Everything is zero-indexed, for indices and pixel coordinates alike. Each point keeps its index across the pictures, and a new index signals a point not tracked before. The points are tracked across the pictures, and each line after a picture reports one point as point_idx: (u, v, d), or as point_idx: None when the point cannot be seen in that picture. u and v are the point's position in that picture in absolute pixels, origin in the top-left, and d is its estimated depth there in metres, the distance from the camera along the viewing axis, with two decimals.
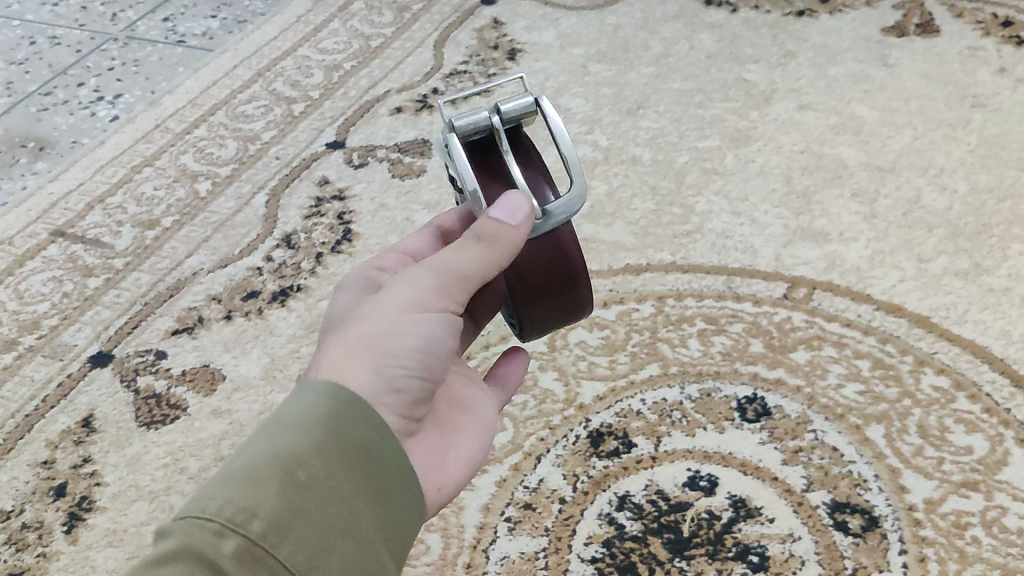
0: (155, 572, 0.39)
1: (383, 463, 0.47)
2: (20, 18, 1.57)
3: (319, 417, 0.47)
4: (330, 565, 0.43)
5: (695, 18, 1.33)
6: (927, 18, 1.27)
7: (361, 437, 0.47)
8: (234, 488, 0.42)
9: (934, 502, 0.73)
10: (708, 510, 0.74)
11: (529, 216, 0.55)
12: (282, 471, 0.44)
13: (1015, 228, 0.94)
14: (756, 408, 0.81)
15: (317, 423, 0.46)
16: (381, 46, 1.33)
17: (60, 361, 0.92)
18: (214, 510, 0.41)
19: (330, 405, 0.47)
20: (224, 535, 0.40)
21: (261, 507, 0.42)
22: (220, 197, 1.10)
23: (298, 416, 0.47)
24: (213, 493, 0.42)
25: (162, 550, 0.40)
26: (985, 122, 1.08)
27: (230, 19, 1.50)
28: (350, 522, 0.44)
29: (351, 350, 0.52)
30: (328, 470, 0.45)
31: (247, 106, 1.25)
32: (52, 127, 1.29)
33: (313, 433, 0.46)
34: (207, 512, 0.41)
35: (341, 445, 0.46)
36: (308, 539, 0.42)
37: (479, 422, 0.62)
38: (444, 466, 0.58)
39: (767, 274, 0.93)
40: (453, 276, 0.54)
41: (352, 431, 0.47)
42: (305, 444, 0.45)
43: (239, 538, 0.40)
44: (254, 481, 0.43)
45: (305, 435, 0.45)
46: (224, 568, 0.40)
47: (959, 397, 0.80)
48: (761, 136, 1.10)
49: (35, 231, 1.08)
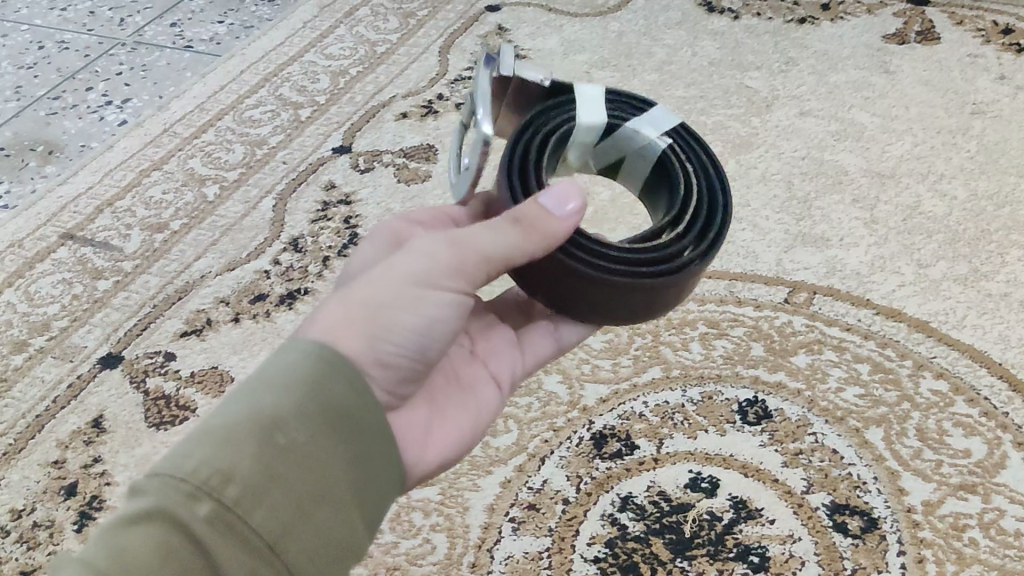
0: (127, 533, 0.41)
1: (364, 430, 0.49)
2: (29, 23, 1.59)
3: (303, 378, 0.47)
4: (304, 531, 0.44)
5: (698, 25, 1.35)
6: (928, 25, 1.28)
7: (344, 402, 0.48)
8: (211, 450, 0.43)
9: (933, 504, 0.74)
10: (709, 511, 0.75)
11: (577, 210, 0.52)
12: (260, 432, 0.44)
13: (1013, 234, 0.96)
14: (757, 411, 0.82)
15: (300, 383, 0.47)
16: (388, 52, 1.35)
17: (70, 362, 0.94)
18: (187, 471, 0.42)
19: (312, 365, 0.48)
20: (197, 500, 0.41)
21: (237, 472, 0.43)
22: (228, 201, 1.12)
23: (287, 370, 0.47)
24: (189, 453, 0.43)
25: (137, 509, 0.41)
26: (985, 129, 1.10)
27: (238, 24, 1.51)
28: (325, 489, 0.46)
29: (347, 315, 0.52)
30: (308, 434, 0.46)
31: (255, 111, 1.27)
32: (61, 131, 1.30)
33: (294, 394, 0.46)
34: (180, 473, 0.42)
35: (321, 409, 0.46)
36: (283, 505, 0.43)
37: (473, 399, 0.63)
38: (424, 440, 0.59)
39: (768, 278, 0.94)
40: (473, 255, 0.53)
41: (334, 395, 0.47)
42: (286, 407, 0.46)
43: (213, 504, 0.42)
44: (231, 443, 0.44)
45: (292, 396, 0.46)
46: (196, 533, 0.41)
47: (958, 401, 0.81)
48: (763, 142, 1.11)
49: (45, 234, 1.10)
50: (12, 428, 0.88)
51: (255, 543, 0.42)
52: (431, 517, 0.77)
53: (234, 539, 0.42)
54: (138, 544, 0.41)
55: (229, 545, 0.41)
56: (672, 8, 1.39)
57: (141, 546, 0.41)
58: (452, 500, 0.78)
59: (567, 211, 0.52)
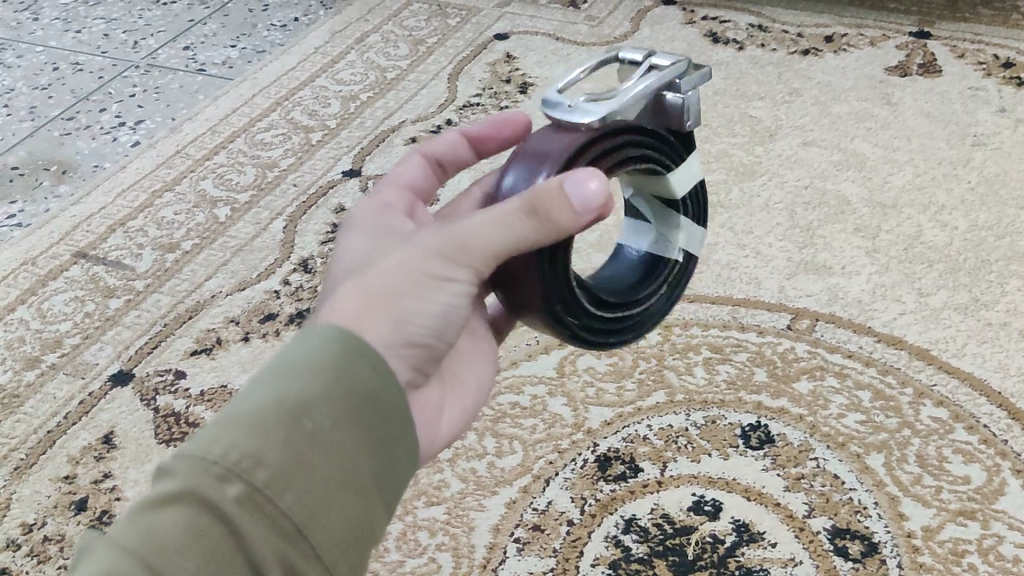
0: (157, 514, 0.40)
1: (389, 413, 0.47)
2: (43, 44, 1.62)
3: (329, 362, 0.46)
4: (329, 516, 0.43)
5: (704, 56, 1.37)
6: (930, 58, 1.31)
7: (369, 386, 0.46)
8: (241, 435, 0.42)
9: (933, 529, 0.75)
10: (711, 534, 0.76)
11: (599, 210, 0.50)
12: (287, 417, 0.43)
13: (1013, 264, 0.97)
14: (760, 435, 0.83)
15: (326, 368, 0.46)
16: (397, 78, 1.37)
17: (81, 378, 0.95)
18: (216, 454, 0.41)
19: (336, 349, 0.47)
20: (227, 481, 0.41)
21: (266, 456, 0.42)
22: (239, 222, 1.13)
23: (301, 349, 0.47)
24: (218, 435, 0.42)
25: (167, 489, 0.41)
26: (985, 161, 1.11)
27: (250, 48, 1.54)
28: (349, 474, 0.44)
29: (367, 304, 0.50)
30: (335, 419, 0.44)
31: (266, 134, 1.29)
32: (74, 151, 1.32)
33: (320, 378, 0.45)
34: (210, 455, 0.41)
35: (349, 393, 0.45)
36: (309, 490, 0.42)
37: (478, 372, 0.63)
38: (435, 416, 0.58)
39: (771, 305, 0.95)
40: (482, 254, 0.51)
41: (359, 379, 0.46)
42: (307, 388, 0.44)
43: (242, 486, 0.41)
44: (259, 427, 0.43)
45: (314, 375, 0.45)
46: (226, 514, 0.40)
47: (957, 428, 0.82)
48: (766, 170, 1.13)
49: (58, 253, 1.11)
50: (23, 443, 0.89)
51: (283, 525, 0.41)
52: (436, 536, 0.78)
53: (263, 521, 0.41)
54: (168, 524, 0.40)
55: (260, 527, 0.41)
56: (677, 38, 1.41)
57: (171, 530, 0.40)
58: (458, 519, 0.79)
59: (586, 214, 0.50)
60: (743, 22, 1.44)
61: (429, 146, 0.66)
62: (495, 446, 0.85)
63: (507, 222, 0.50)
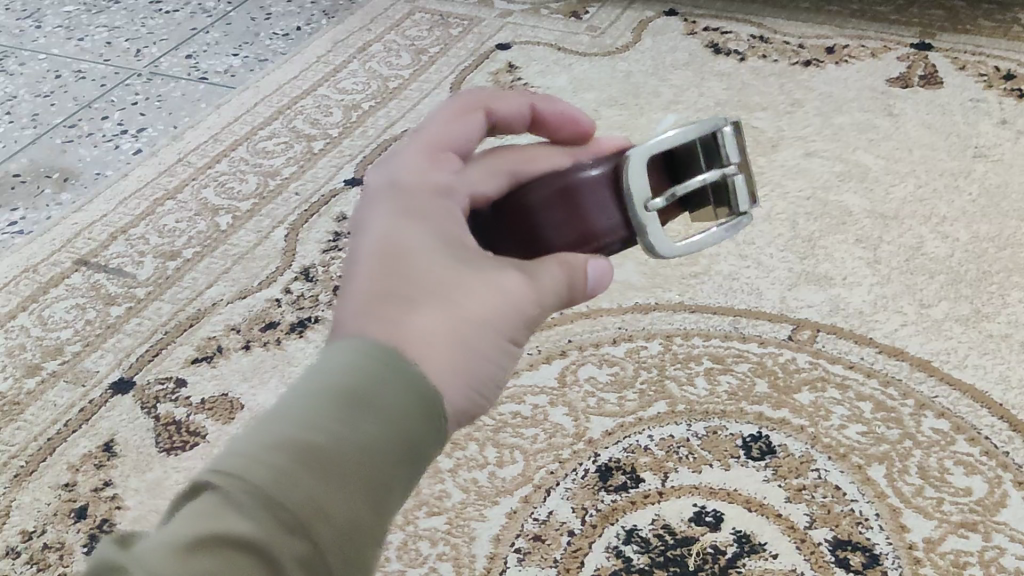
0: (205, 554, 0.31)
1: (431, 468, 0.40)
2: (46, 52, 1.62)
3: (400, 402, 0.38)
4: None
5: (706, 66, 1.37)
6: (931, 70, 1.31)
7: (428, 437, 0.39)
8: (309, 477, 0.34)
9: (934, 542, 0.75)
10: (712, 545, 0.76)
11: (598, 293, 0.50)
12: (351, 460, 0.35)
13: (1014, 276, 0.97)
14: (761, 446, 0.83)
15: (395, 409, 0.38)
16: (399, 87, 1.38)
17: (82, 386, 0.95)
18: (289, 500, 0.33)
19: (411, 390, 0.39)
20: (294, 537, 0.33)
21: (333, 511, 0.34)
22: (241, 230, 1.13)
23: (355, 370, 0.38)
24: (288, 472, 0.34)
25: (223, 526, 0.32)
26: (986, 172, 1.12)
27: (252, 57, 1.54)
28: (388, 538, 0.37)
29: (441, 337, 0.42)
30: (394, 473, 0.37)
31: (268, 142, 1.29)
32: (76, 158, 1.32)
33: (394, 424, 0.37)
34: (285, 500, 0.33)
35: (412, 446, 0.38)
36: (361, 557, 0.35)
37: None
38: None
39: (772, 315, 0.95)
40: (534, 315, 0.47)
41: (424, 430, 0.39)
42: (374, 428, 0.37)
43: (308, 546, 0.33)
44: (331, 474, 0.35)
45: (385, 414, 0.37)
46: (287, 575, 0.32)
47: (958, 440, 0.82)
48: (768, 181, 1.13)
49: (59, 260, 1.11)
50: (24, 450, 0.89)
51: None
52: (437, 546, 0.78)
53: None
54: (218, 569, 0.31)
55: None
56: (679, 48, 1.42)
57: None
58: (459, 530, 0.79)
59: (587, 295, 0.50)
60: (745, 33, 1.45)
61: (495, 102, 0.54)
62: (496, 456, 0.84)
63: (563, 272, 0.47)
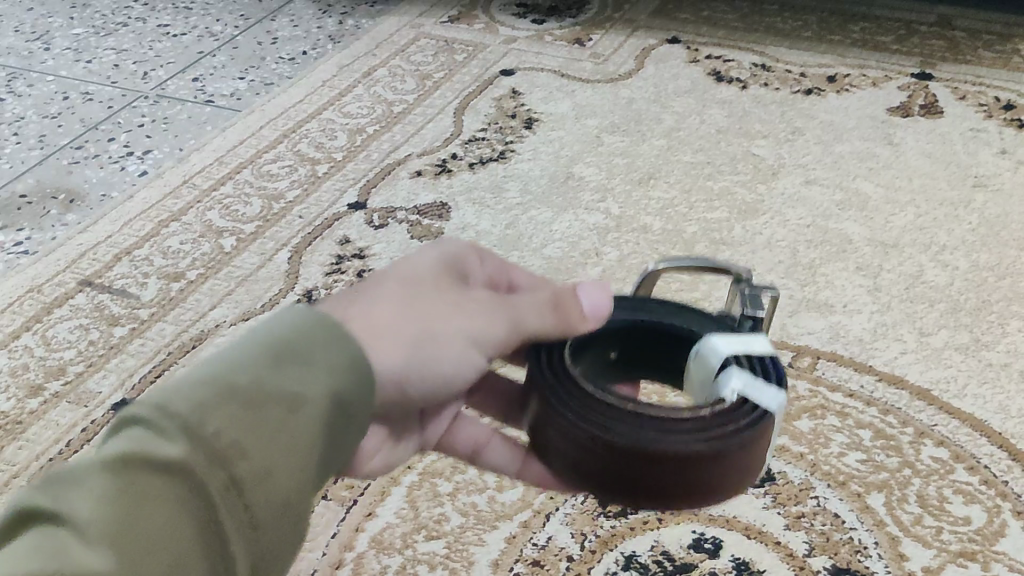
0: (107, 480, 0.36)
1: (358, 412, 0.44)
2: (54, 74, 1.63)
3: (314, 329, 0.43)
4: (274, 498, 0.39)
5: (707, 94, 1.38)
6: (931, 99, 1.32)
7: (335, 357, 0.43)
8: (225, 416, 0.38)
9: (933, 571, 0.75)
10: (711, 572, 0.76)
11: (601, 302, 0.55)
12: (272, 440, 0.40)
13: (1014, 305, 0.98)
14: (760, 473, 0.83)
15: (313, 331, 0.43)
16: (403, 112, 1.39)
17: (84, 407, 0.95)
18: (198, 422, 0.38)
19: (312, 320, 0.43)
20: (193, 465, 0.37)
21: (242, 447, 0.38)
22: (244, 253, 1.14)
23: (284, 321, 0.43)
24: (188, 399, 0.38)
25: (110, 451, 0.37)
26: (986, 202, 1.12)
27: (258, 80, 1.55)
28: (300, 456, 0.40)
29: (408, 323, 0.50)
30: (308, 394, 0.41)
31: (273, 165, 1.30)
32: (82, 180, 1.33)
33: (301, 334, 0.42)
34: (178, 412, 0.38)
35: (314, 371, 0.41)
36: (262, 474, 0.38)
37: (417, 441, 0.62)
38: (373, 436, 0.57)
39: (772, 342, 0.96)
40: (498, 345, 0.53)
41: (333, 354, 0.43)
42: (303, 375, 0.41)
43: (199, 477, 0.37)
44: (242, 403, 0.39)
45: (307, 348, 0.42)
46: (185, 490, 0.36)
47: (958, 468, 0.82)
48: (769, 209, 1.14)
49: (64, 280, 1.12)
50: (25, 470, 0.89)
51: (239, 508, 0.37)
52: (436, 570, 0.78)
53: (219, 496, 0.37)
54: (115, 494, 0.36)
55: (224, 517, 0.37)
56: (681, 76, 1.43)
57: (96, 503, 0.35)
58: (458, 554, 0.79)
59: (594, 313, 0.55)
60: (747, 62, 1.46)
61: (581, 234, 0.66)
62: (496, 480, 0.85)
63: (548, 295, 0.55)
